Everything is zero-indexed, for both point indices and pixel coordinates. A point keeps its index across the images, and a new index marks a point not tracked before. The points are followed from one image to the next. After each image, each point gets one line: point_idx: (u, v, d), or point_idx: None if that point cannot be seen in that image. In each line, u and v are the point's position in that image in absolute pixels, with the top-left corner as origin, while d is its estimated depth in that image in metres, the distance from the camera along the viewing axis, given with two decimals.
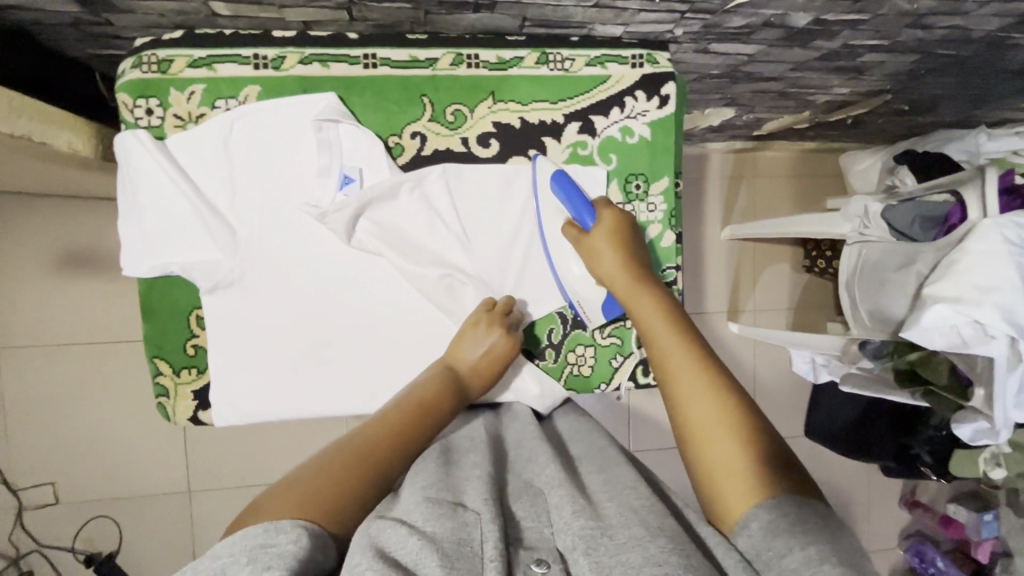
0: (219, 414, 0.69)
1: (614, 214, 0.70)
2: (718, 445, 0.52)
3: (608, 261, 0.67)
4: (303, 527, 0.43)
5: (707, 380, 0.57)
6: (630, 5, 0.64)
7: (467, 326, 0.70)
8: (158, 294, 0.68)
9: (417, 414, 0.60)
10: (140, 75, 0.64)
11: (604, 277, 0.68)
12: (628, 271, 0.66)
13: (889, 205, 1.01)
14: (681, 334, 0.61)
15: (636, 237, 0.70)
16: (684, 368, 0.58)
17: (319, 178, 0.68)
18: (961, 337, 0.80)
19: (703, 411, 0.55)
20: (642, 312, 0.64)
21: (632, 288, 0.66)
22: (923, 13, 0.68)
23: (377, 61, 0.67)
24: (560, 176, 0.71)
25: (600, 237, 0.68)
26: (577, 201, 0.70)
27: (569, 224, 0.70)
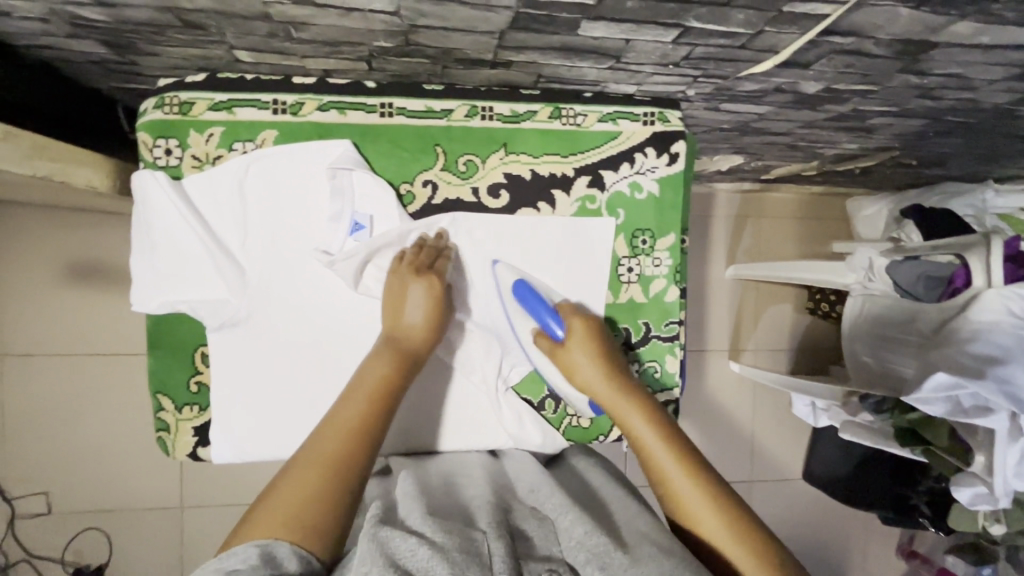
0: (218, 451, 0.70)
1: (581, 317, 0.70)
2: (727, 548, 0.55)
3: (590, 373, 0.67)
4: (264, 549, 0.47)
5: (702, 482, 0.59)
6: (644, 69, 0.65)
7: (386, 293, 0.68)
8: (166, 329, 0.69)
9: (371, 399, 0.59)
10: (161, 116, 0.66)
11: (588, 388, 0.68)
12: (608, 379, 0.66)
13: (894, 261, 0.99)
14: (664, 432, 0.63)
15: (607, 334, 0.71)
16: (677, 475, 0.59)
17: (330, 223, 0.69)
18: (960, 407, 0.80)
19: (705, 526, 0.56)
20: (629, 426, 0.64)
21: (614, 400, 0.65)
22: (932, 87, 0.69)
23: (393, 110, 0.69)
24: (521, 285, 0.71)
25: (577, 350, 0.68)
26: (545, 309, 0.70)
27: (541, 334, 0.71)
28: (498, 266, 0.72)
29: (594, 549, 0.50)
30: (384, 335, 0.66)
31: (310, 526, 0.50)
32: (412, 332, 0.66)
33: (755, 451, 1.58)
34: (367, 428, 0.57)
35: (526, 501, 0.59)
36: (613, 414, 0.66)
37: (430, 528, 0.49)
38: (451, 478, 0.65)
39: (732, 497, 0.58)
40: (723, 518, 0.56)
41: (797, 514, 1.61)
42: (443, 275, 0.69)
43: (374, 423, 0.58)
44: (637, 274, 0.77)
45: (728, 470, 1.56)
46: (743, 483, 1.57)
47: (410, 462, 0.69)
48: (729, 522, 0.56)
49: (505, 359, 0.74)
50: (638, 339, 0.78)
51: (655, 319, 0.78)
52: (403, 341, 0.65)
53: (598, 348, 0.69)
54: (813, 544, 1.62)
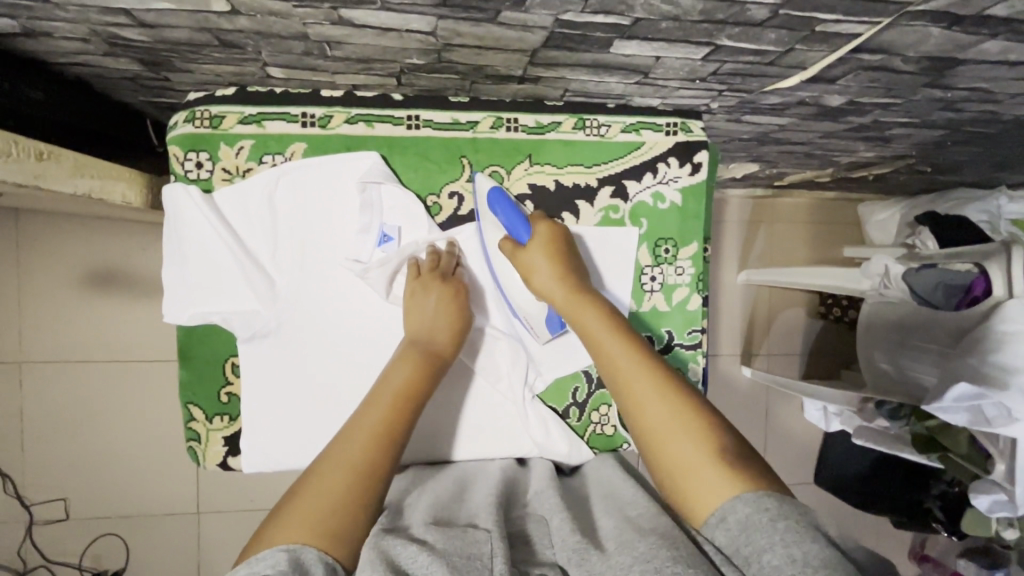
0: (248, 461, 0.70)
1: (548, 225, 0.69)
2: (680, 441, 0.55)
3: (546, 277, 0.67)
4: (293, 553, 0.46)
5: (658, 379, 0.59)
6: (669, 83, 0.66)
7: (405, 300, 0.70)
8: (197, 340, 0.70)
9: (394, 406, 0.60)
10: (192, 129, 0.67)
11: (545, 294, 0.67)
12: (566, 282, 0.66)
13: (910, 269, 0.99)
14: (621, 334, 0.63)
15: (570, 241, 0.70)
16: (633, 372, 0.59)
17: (360, 235, 0.70)
18: (983, 416, 0.81)
19: (651, 411, 0.57)
20: (586, 325, 0.64)
21: (571, 301, 0.65)
22: (955, 100, 0.70)
23: (420, 122, 0.69)
24: (495, 191, 0.70)
25: (536, 252, 0.67)
26: (512, 215, 0.69)
27: (506, 238, 0.70)
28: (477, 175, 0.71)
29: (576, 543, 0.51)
30: (406, 340, 0.67)
31: (340, 533, 0.50)
32: (434, 341, 0.67)
33: (766, 454, 1.59)
34: (389, 432, 0.58)
35: (550, 507, 0.60)
36: (569, 316, 0.66)
37: (431, 537, 0.50)
38: (477, 484, 0.66)
39: (690, 395, 0.58)
40: (676, 412, 0.56)
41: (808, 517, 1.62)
42: (463, 288, 0.71)
43: (397, 431, 0.59)
44: (660, 282, 0.77)
45: None
46: None
47: (438, 471, 0.70)
48: (683, 417, 0.56)
49: (529, 367, 0.75)
50: (661, 346, 0.78)
51: (678, 326, 0.78)
52: (425, 347, 0.66)
53: (558, 251, 0.68)
54: None
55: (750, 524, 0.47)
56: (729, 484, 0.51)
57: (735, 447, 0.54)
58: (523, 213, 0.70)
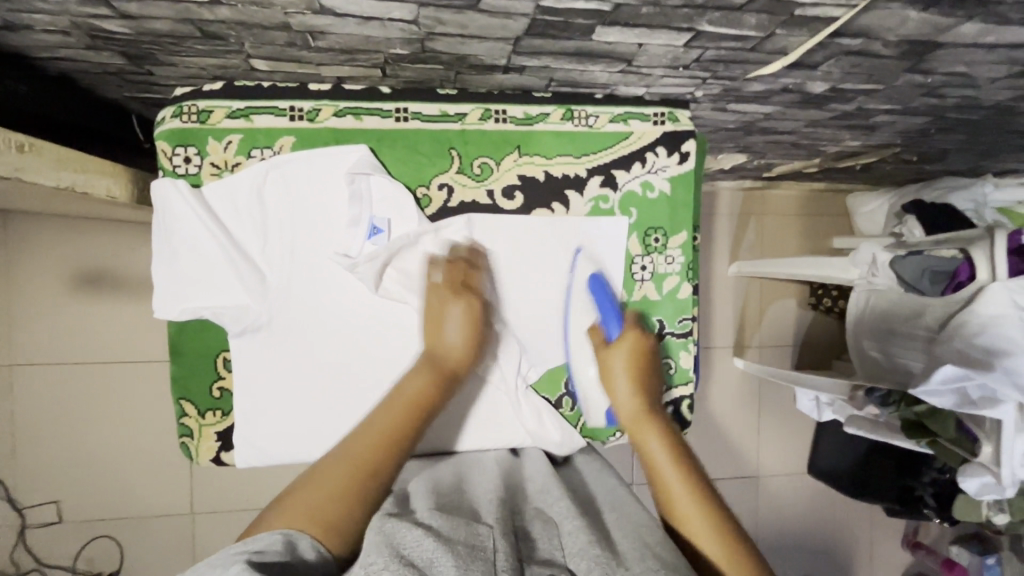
0: (242, 456, 0.70)
1: (636, 332, 0.74)
2: (719, 567, 0.56)
3: (621, 385, 0.71)
4: (288, 537, 0.49)
5: (704, 500, 0.61)
6: (654, 71, 0.66)
7: (428, 310, 0.69)
8: (189, 335, 0.69)
9: (406, 410, 0.62)
10: (179, 125, 0.66)
11: (616, 401, 0.72)
12: (637, 397, 0.71)
13: (897, 256, 0.98)
14: (679, 457, 0.65)
15: (653, 354, 0.74)
16: (680, 488, 0.62)
17: (349, 228, 0.70)
18: (969, 398, 0.82)
19: (695, 526, 0.59)
20: (646, 440, 0.68)
21: (640, 418, 0.69)
22: (936, 86, 0.71)
23: (408, 114, 0.69)
24: (595, 280, 0.75)
25: (618, 357, 0.73)
26: (608, 305, 0.75)
27: (594, 329, 0.76)
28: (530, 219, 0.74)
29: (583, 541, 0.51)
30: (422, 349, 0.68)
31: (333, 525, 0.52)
32: (449, 352, 0.67)
33: (761, 445, 1.60)
34: (399, 438, 0.60)
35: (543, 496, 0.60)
36: (634, 434, 0.70)
37: (436, 522, 0.50)
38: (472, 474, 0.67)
39: (737, 529, 0.59)
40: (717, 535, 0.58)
41: (803, 507, 1.63)
42: (481, 297, 0.70)
43: (405, 434, 0.60)
44: (650, 271, 0.78)
45: (736, 465, 1.58)
46: (750, 478, 1.59)
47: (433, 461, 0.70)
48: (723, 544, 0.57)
49: (523, 358, 0.76)
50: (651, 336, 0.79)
51: (668, 315, 0.79)
52: (444, 358, 0.67)
53: (640, 365, 0.73)
54: (819, 537, 1.63)
55: None
56: None
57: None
58: (618, 307, 0.76)
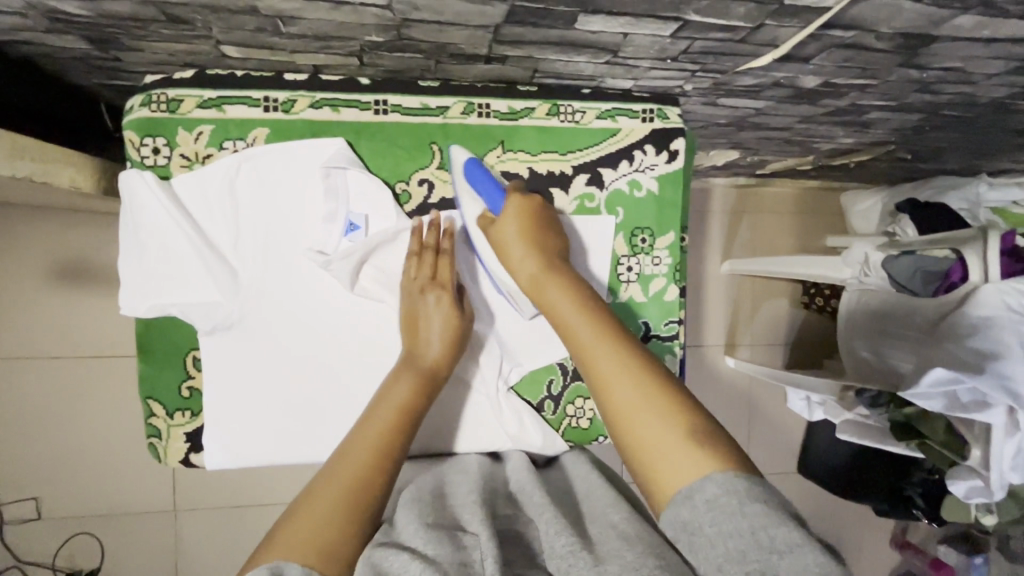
0: (211, 457, 0.68)
1: (523, 196, 0.65)
2: (644, 430, 0.49)
3: (515, 252, 0.63)
4: (279, 567, 0.44)
5: (619, 353, 0.53)
6: (641, 63, 0.64)
7: (405, 305, 0.68)
8: (156, 333, 0.67)
9: (394, 421, 0.59)
10: (148, 114, 0.64)
11: (514, 271, 0.63)
12: (538, 261, 0.62)
13: (890, 257, 1.00)
14: (591, 319, 0.57)
15: (548, 215, 0.66)
16: (602, 353, 0.54)
17: (325, 224, 0.68)
18: (958, 401, 0.80)
19: (611, 379, 0.52)
20: (554, 304, 0.59)
21: (543, 282, 0.61)
22: (931, 81, 0.69)
23: (388, 107, 0.67)
24: (471, 164, 0.67)
25: (508, 222, 0.64)
26: (490, 187, 0.66)
27: (484, 214, 0.67)
28: (452, 146, 0.69)
29: (556, 554, 0.48)
30: (401, 359, 0.65)
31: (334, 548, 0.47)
32: (429, 352, 0.65)
33: (751, 443, 1.58)
34: (389, 441, 0.57)
35: (519, 510, 0.57)
36: (537, 299, 0.61)
37: (420, 540, 0.48)
38: (453, 471, 0.66)
39: (648, 357, 0.54)
40: (637, 389, 0.51)
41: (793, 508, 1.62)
42: (453, 283, 0.68)
43: (397, 445, 0.57)
44: (637, 272, 0.76)
45: None
46: None
47: (420, 466, 0.69)
48: (643, 394, 0.51)
49: (504, 358, 0.74)
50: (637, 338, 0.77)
51: (654, 317, 0.77)
52: (416, 359, 0.65)
53: (532, 227, 0.64)
54: None
55: (717, 510, 0.44)
56: (698, 457, 0.47)
57: (698, 410, 0.50)
58: (502, 185, 0.67)
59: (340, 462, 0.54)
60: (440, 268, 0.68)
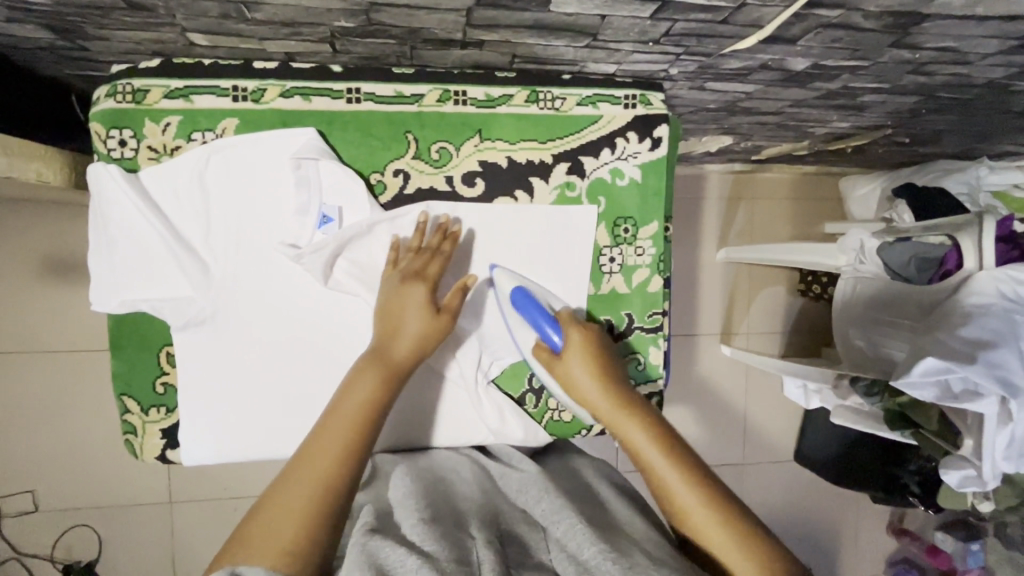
0: (188, 453, 0.68)
1: (581, 330, 0.67)
2: (729, 556, 0.52)
3: (586, 384, 0.64)
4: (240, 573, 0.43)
5: (695, 486, 0.56)
6: (623, 47, 0.62)
7: (382, 296, 0.64)
8: (129, 328, 0.66)
9: (360, 416, 0.56)
10: (114, 105, 0.62)
11: (585, 403, 0.64)
12: (604, 391, 0.63)
13: (885, 244, 0.99)
14: (666, 447, 0.59)
15: (608, 345, 0.68)
16: (677, 487, 0.56)
17: (297, 216, 0.66)
18: (950, 391, 0.78)
19: (695, 517, 0.55)
20: (626, 437, 0.60)
21: (615, 413, 0.62)
22: (924, 62, 0.66)
23: (360, 95, 0.65)
24: (520, 293, 0.68)
25: (574, 364, 0.65)
26: (542, 317, 0.67)
27: (539, 346, 0.68)
28: (496, 269, 0.70)
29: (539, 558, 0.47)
30: (372, 345, 0.62)
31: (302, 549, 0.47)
32: (399, 342, 0.62)
33: (747, 432, 1.58)
34: (358, 437, 0.55)
35: (503, 512, 0.56)
36: (610, 425, 0.62)
37: (422, 538, 0.47)
38: (438, 464, 0.66)
39: (715, 483, 0.57)
40: (717, 519, 0.54)
41: (788, 495, 1.61)
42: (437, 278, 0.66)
43: (365, 439, 0.55)
44: (619, 263, 0.74)
45: (721, 452, 1.56)
46: (735, 465, 1.57)
47: (411, 455, 0.69)
48: (726, 529, 0.53)
49: (485, 352, 0.72)
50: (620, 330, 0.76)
51: (637, 309, 0.75)
52: (389, 351, 0.61)
53: (596, 359, 0.65)
54: (804, 524, 1.63)
55: None
56: None
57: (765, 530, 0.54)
58: (553, 314, 0.68)
59: (315, 459, 0.52)
60: (425, 261, 0.66)
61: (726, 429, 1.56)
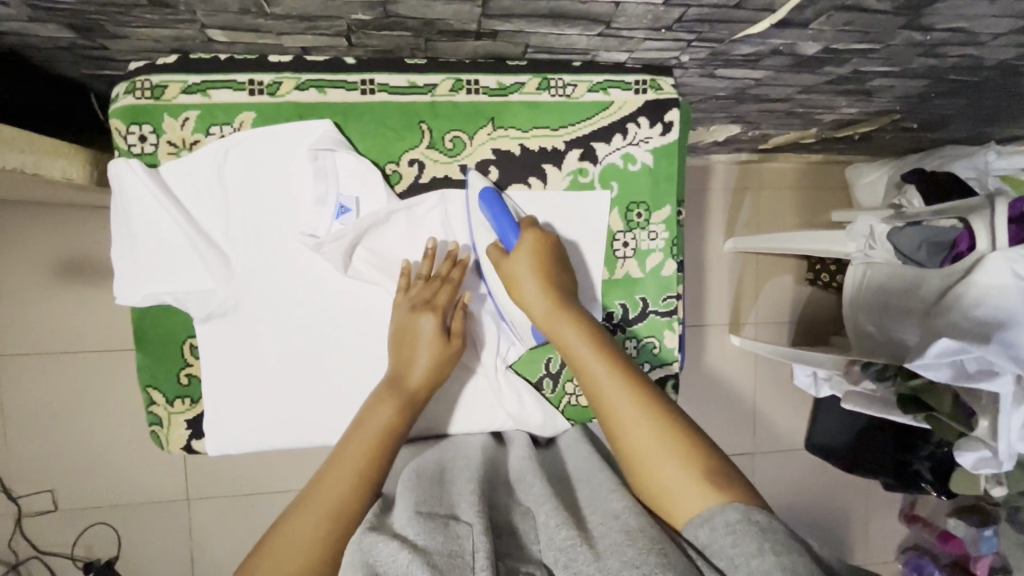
0: (213, 442, 0.69)
1: (537, 232, 0.66)
2: (648, 444, 0.54)
3: (529, 287, 0.64)
4: None
5: (625, 381, 0.58)
6: (635, 34, 0.62)
7: (395, 328, 0.67)
8: (153, 321, 0.67)
9: (370, 445, 0.58)
10: (133, 101, 0.63)
11: (527, 305, 0.65)
12: (549, 295, 0.64)
13: (895, 227, 0.98)
14: (602, 349, 0.61)
15: (560, 252, 0.68)
16: (614, 390, 0.57)
17: (315, 207, 0.67)
18: (965, 371, 0.81)
19: (628, 419, 0.56)
20: (566, 341, 0.62)
21: (555, 317, 0.63)
22: (934, 44, 0.67)
23: (375, 87, 0.66)
24: (487, 195, 0.67)
25: (521, 258, 0.65)
26: (503, 219, 0.67)
27: (494, 244, 0.67)
28: (470, 172, 0.69)
29: (561, 538, 0.48)
30: (386, 376, 0.65)
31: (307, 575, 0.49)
32: (410, 372, 0.64)
33: (757, 420, 1.58)
34: (367, 466, 0.57)
35: (523, 497, 0.57)
36: (551, 332, 0.64)
37: (415, 530, 0.47)
38: (451, 453, 0.67)
39: (655, 391, 0.58)
40: (650, 423, 0.55)
41: (799, 484, 1.62)
42: (445, 308, 0.67)
43: (374, 468, 0.57)
44: (633, 248, 0.75)
45: (731, 442, 1.57)
46: (745, 454, 1.58)
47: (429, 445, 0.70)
48: (648, 419, 0.55)
49: (501, 336, 0.73)
50: (635, 314, 0.76)
51: (652, 293, 0.76)
52: (400, 381, 0.64)
53: (545, 264, 0.65)
54: (815, 512, 1.63)
55: (737, 533, 0.46)
56: (713, 496, 0.50)
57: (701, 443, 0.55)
58: (515, 217, 0.68)
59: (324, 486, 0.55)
60: (435, 289, 0.67)
61: (736, 417, 1.56)
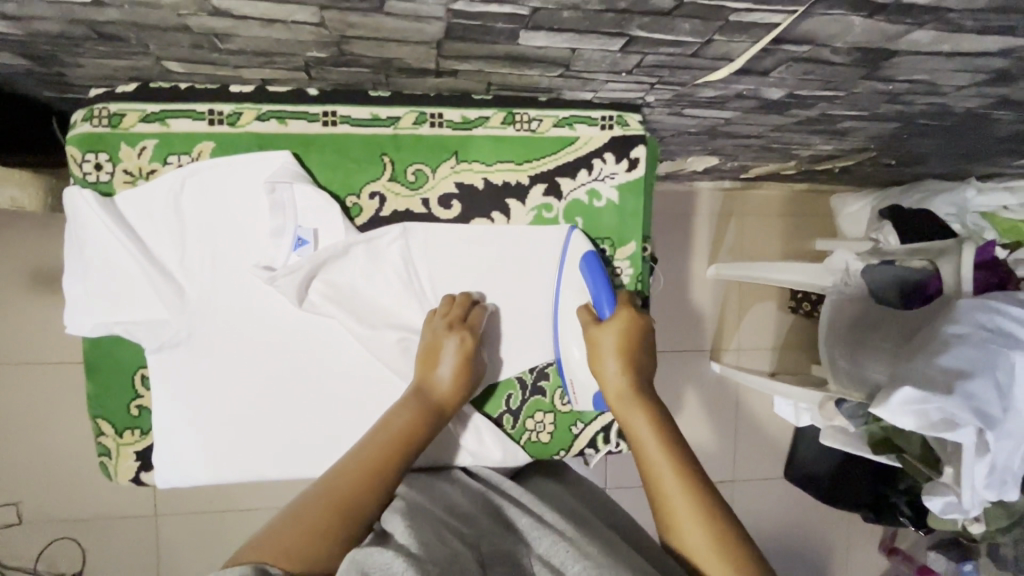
0: (162, 476, 0.68)
1: (631, 311, 0.70)
2: (698, 547, 0.56)
3: (610, 366, 0.68)
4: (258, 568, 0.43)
5: (682, 470, 0.60)
6: (597, 76, 0.62)
7: (428, 340, 0.68)
8: (104, 351, 0.67)
9: (389, 448, 0.59)
10: (90, 128, 0.63)
11: (604, 382, 0.69)
12: (628, 382, 0.67)
13: (869, 266, 1.02)
14: (669, 442, 0.63)
15: (647, 336, 0.70)
16: (671, 486, 0.59)
17: (273, 239, 0.67)
18: (929, 420, 0.76)
19: (682, 519, 0.57)
20: (635, 431, 0.65)
21: (630, 406, 0.66)
22: (899, 93, 0.67)
23: (337, 118, 0.66)
24: (589, 260, 0.71)
25: (609, 334, 0.68)
26: (602, 288, 0.70)
27: (586, 307, 0.71)
28: (572, 232, 0.72)
29: None
30: (411, 386, 0.66)
31: (308, 556, 0.47)
32: (438, 388, 0.66)
33: (736, 448, 1.57)
34: (382, 469, 0.57)
35: None
36: (620, 417, 0.67)
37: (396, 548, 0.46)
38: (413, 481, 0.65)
39: (708, 490, 0.59)
40: (704, 525, 0.56)
41: (779, 513, 1.60)
42: (477, 328, 0.68)
43: (388, 472, 0.57)
44: None
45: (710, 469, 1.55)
46: (725, 481, 1.56)
47: None
48: (698, 505, 0.58)
49: None
50: None
51: None
52: (429, 393, 0.65)
53: (630, 348, 0.69)
54: (794, 541, 1.61)
55: None
56: None
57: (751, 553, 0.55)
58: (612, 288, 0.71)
59: (335, 482, 0.54)
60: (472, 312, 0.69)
61: (716, 444, 1.55)
